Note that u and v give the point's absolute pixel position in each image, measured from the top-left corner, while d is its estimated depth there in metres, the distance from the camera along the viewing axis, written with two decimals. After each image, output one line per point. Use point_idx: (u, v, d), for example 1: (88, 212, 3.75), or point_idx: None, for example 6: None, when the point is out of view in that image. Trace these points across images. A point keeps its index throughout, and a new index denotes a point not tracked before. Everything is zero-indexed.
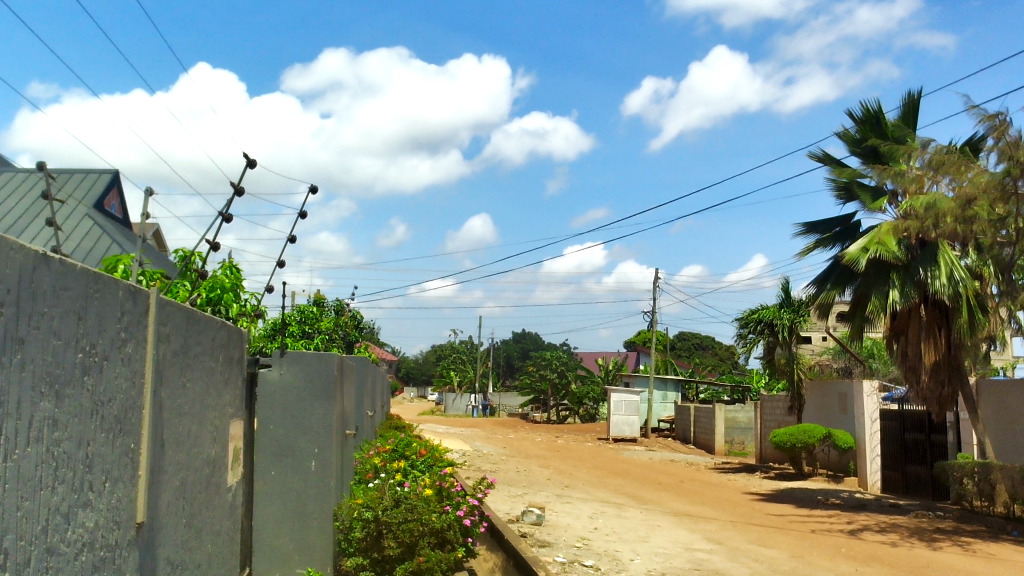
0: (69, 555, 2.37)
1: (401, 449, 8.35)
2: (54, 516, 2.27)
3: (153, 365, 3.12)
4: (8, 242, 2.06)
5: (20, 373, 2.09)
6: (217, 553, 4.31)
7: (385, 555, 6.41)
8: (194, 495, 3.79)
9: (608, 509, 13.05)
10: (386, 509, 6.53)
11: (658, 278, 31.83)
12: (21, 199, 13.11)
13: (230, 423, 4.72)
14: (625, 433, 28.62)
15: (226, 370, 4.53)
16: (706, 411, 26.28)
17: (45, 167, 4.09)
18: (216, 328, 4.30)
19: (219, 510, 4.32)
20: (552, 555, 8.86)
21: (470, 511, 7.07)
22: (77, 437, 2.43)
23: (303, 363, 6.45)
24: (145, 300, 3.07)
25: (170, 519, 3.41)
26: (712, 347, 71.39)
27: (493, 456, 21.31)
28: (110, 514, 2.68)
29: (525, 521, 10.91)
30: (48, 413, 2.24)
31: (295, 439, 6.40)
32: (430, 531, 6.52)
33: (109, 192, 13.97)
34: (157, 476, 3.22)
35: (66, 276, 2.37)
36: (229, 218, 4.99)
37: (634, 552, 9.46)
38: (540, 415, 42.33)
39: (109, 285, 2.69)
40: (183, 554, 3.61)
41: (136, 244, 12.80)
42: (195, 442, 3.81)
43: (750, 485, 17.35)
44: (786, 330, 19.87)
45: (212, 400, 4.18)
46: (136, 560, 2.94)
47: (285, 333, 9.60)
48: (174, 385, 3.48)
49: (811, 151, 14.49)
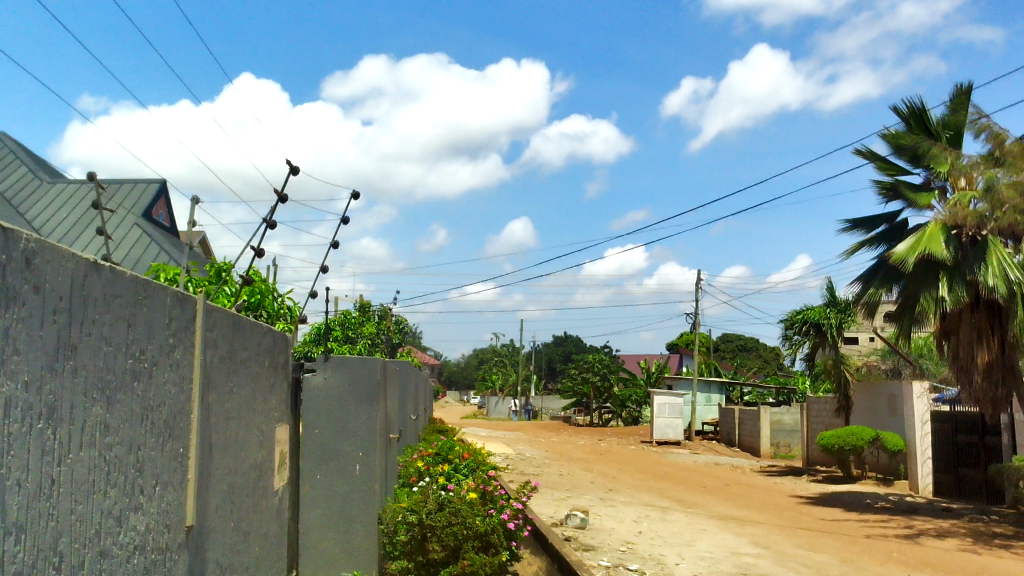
0: (122, 558, 2.42)
1: (443, 452, 8.38)
2: (106, 519, 2.32)
3: (201, 372, 3.18)
4: (61, 251, 2.08)
5: (72, 379, 2.12)
6: (265, 556, 4.38)
7: (430, 559, 6.43)
8: (241, 499, 3.84)
9: (652, 513, 12.94)
10: (431, 513, 6.56)
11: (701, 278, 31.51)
12: (72, 211, 13.49)
13: (277, 428, 4.78)
14: (668, 436, 28.33)
15: (272, 376, 4.58)
16: (751, 413, 25.92)
17: (95, 178, 4.18)
18: (262, 333, 4.36)
19: (266, 514, 4.37)
20: (596, 559, 8.81)
21: (514, 514, 7.04)
22: (128, 441, 2.47)
23: (348, 367, 6.52)
24: (192, 306, 3.11)
25: (219, 522, 3.46)
26: (754, 350, 70.49)
27: (536, 459, 21.27)
28: (160, 518, 2.72)
29: (570, 525, 10.87)
30: (100, 418, 2.28)
31: (340, 443, 6.45)
32: (474, 535, 6.51)
33: (156, 201, 14.25)
34: (206, 479, 3.26)
35: (117, 283, 2.41)
36: (274, 224, 5.07)
37: (679, 556, 9.36)
38: (583, 418, 42.14)
39: (157, 292, 2.73)
40: (231, 557, 3.66)
41: (183, 254, 13.10)
42: (242, 447, 3.86)
43: (796, 489, 17.07)
44: (834, 330, 19.54)
45: (259, 405, 4.23)
46: (186, 562, 2.98)
47: (328, 337, 9.70)
48: (222, 389, 3.54)
49: (856, 149, 14.25)
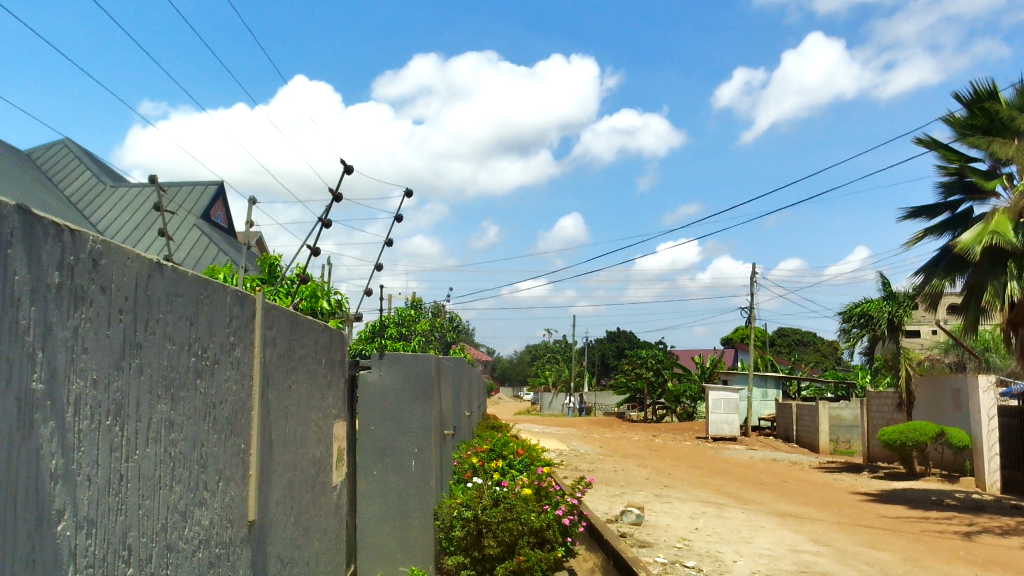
0: (187, 552, 2.47)
1: (498, 448, 8.41)
2: (172, 514, 2.37)
3: (261, 369, 3.23)
4: (125, 252, 2.12)
5: (138, 377, 2.17)
6: (325, 551, 4.44)
7: (486, 554, 6.45)
8: (301, 495, 3.89)
9: (709, 509, 12.79)
10: (486, 508, 6.59)
11: (755, 271, 31.01)
12: (136, 214, 13.89)
13: (335, 424, 4.84)
14: (724, 432, 27.96)
15: (330, 373, 4.65)
16: (809, 408, 25.43)
17: (156, 179, 4.29)
18: (319, 331, 4.41)
19: (325, 510, 4.44)
20: (652, 556, 8.74)
21: (569, 510, 7.03)
22: (192, 437, 2.52)
23: (402, 364, 6.57)
24: (251, 305, 3.16)
25: (279, 517, 3.51)
26: (811, 344, 69.13)
27: (590, 456, 21.20)
28: (224, 513, 2.78)
29: (625, 521, 10.82)
30: (165, 415, 2.32)
31: (396, 439, 6.52)
32: (530, 531, 6.51)
33: (215, 203, 14.58)
34: (266, 475, 3.31)
35: (179, 283, 2.45)
36: (329, 223, 5.14)
37: (736, 553, 9.23)
38: (637, 414, 41.85)
39: (218, 291, 2.78)
40: (292, 551, 3.72)
41: (242, 254, 13.40)
42: (301, 442, 3.92)
43: (857, 486, 16.71)
44: (884, 324, 19.21)
45: (317, 402, 4.29)
46: (248, 557, 3.03)
47: (382, 334, 9.81)
48: (281, 387, 3.59)
49: (917, 136, 13.85)
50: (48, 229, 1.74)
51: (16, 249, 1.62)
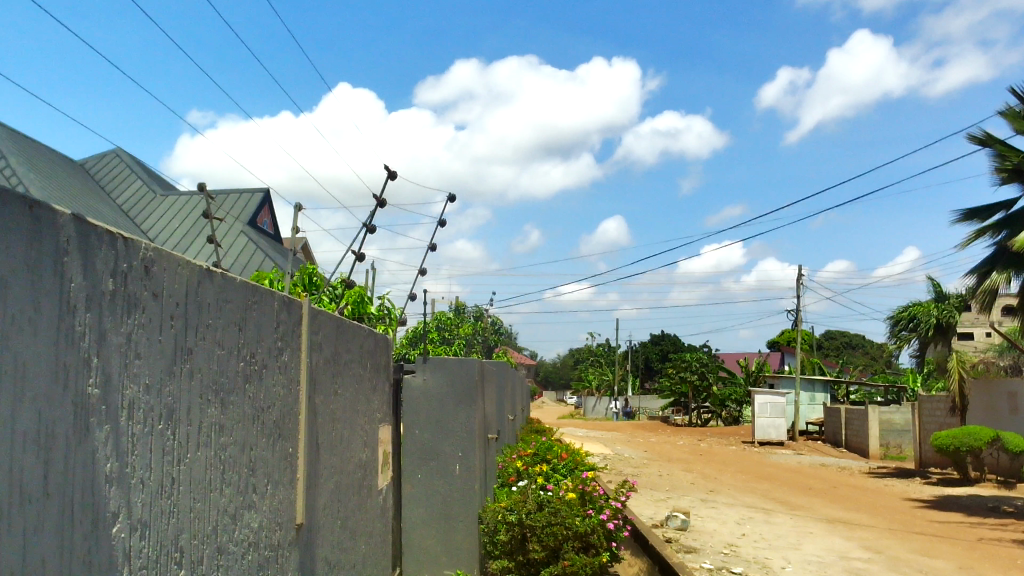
0: (237, 554, 2.50)
1: (541, 452, 8.40)
2: (222, 516, 2.40)
3: (308, 374, 3.27)
4: (177, 258, 2.16)
5: (189, 382, 2.20)
6: (371, 554, 4.48)
7: (530, 558, 6.45)
8: (347, 498, 3.92)
9: (756, 515, 12.61)
10: (530, 513, 6.60)
11: (802, 273, 30.55)
12: (185, 222, 14.17)
13: (380, 428, 4.88)
14: (771, 436, 27.55)
15: (375, 376, 4.68)
16: (858, 412, 24.96)
17: (205, 188, 4.37)
18: (364, 335, 4.45)
19: (371, 512, 4.48)
20: (698, 562, 8.65)
21: (614, 514, 6.98)
22: (241, 441, 2.56)
23: (445, 368, 6.60)
24: (299, 310, 3.20)
25: (327, 520, 3.54)
26: (860, 347, 67.85)
27: (634, 460, 21.05)
28: (273, 515, 2.81)
29: (670, 526, 10.72)
30: (215, 419, 2.36)
31: (441, 443, 6.56)
32: (574, 535, 6.49)
33: (261, 210, 14.82)
34: (313, 479, 3.35)
35: (228, 289, 2.49)
36: (374, 228, 5.19)
37: (785, 560, 9.09)
38: (682, 418, 41.45)
39: (266, 295, 2.82)
40: (339, 554, 3.75)
41: (288, 260, 13.59)
42: (348, 446, 3.96)
43: (909, 492, 16.34)
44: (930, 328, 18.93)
45: (363, 406, 4.33)
46: (296, 559, 3.06)
47: (425, 338, 9.88)
48: (328, 390, 3.63)
49: (971, 134, 13.52)
50: (103, 238, 1.78)
51: (72, 256, 1.66)
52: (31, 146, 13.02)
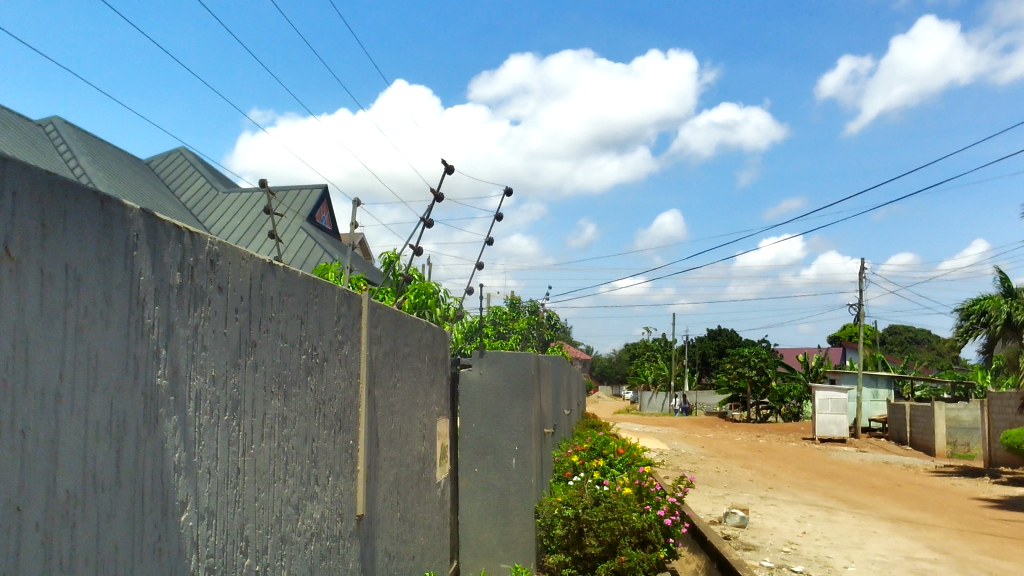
0: (300, 544, 2.54)
1: (598, 447, 8.39)
2: (286, 507, 2.44)
3: (368, 366, 3.30)
4: (241, 253, 2.19)
5: (253, 374, 2.24)
6: (430, 546, 4.51)
7: (587, 553, 6.44)
8: (406, 490, 3.95)
9: (817, 513, 12.36)
10: (587, 507, 6.59)
11: (863, 266, 29.80)
12: (246, 218, 14.47)
13: (438, 421, 4.90)
14: (832, 433, 26.94)
15: (433, 371, 4.70)
16: (924, 409, 24.26)
17: (267, 184, 4.44)
18: (422, 329, 4.47)
19: (430, 505, 4.51)
20: (758, 559, 8.52)
21: (671, 510, 6.90)
22: (303, 432, 2.59)
23: (502, 362, 6.59)
24: (359, 303, 3.23)
25: (386, 511, 3.57)
26: (925, 342, 65.97)
27: (692, 456, 20.82)
28: (334, 506, 2.85)
29: (728, 523, 10.58)
30: (278, 411, 2.40)
31: (498, 437, 6.56)
32: (631, 531, 6.46)
33: (319, 206, 15.04)
34: (373, 471, 3.38)
35: (290, 283, 2.52)
36: (431, 223, 5.23)
37: (847, 559, 8.90)
38: (740, 414, 40.82)
39: (327, 289, 2.85)
40: (398, 546, 3.78)
41: (346, 256, 13.77)
42: (406, 438, 3.99)
43: (978, 491, 15.84)
44: (1000, 323, 18.19)
45: (421, 400, 4.35)
46: (357, 551, 3.10)
47: (480, 333, 9.90)
48: (386, 383, 3.66)
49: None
50: (171, 232, 1.81)
51: (141, 251, 1.69)
52: (100, 146, 13.41)
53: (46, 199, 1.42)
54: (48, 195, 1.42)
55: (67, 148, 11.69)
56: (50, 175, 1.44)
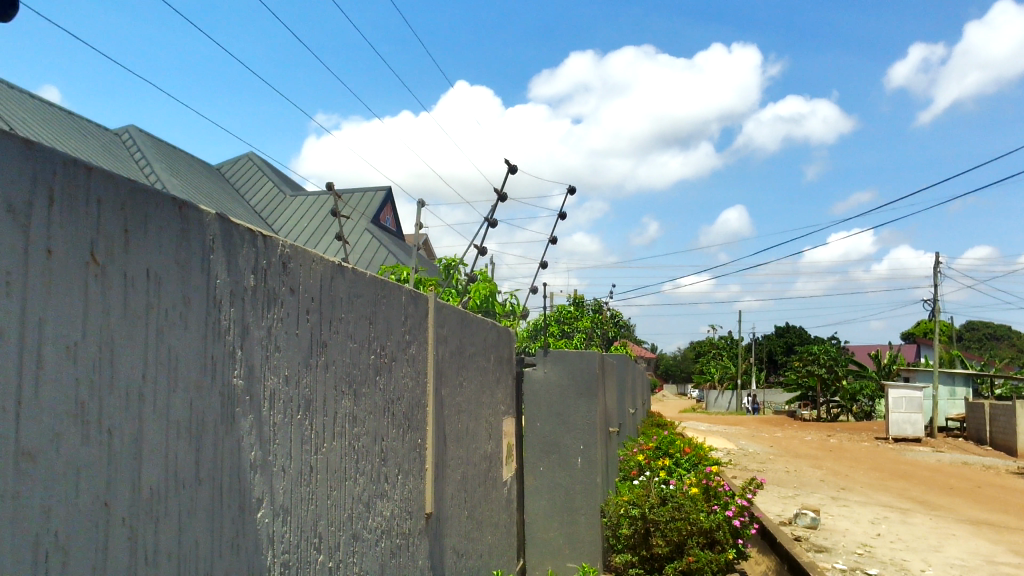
0: (371, 541, 2.58)
1: (664, 446, 8.32)
2: (357, 505, 2.48)
3: (435, 366, 3.33)
4: (311, 255, 2.23)
5: (325, 374, 2.28)
6: (497, 544, 4.53)
7: (653, 553, 6.36)
8: (473, 489, 3.98)
9: (892, 514, 12.04)
10: (653, 507, 6.55)
11: (938, 259, 28.86)
12: (313, 221, 14.75)
13: (504, 420, 4.91)
14: (907, 432, 26.11)
15: (498, 369, 4.72)
16: (1005, 408, 23.38)
17: (334, 188, 4.52)
18: (487, 329, 4.49)
19: (497, 504, 4.53)
20: (831, 562, 8.33)
21: (740, 511, 6.79)
22: (373, 432, 2.63)
23: (566, 361, 6.59)
24: (425, 304, 3.26)
25: (454, 509, 3.60)
26: (1005, 338, 63.43)
27: (760, 455, 20.46)
28: (404, 505, 2.88)
29: (799, 524, 10.38)
30: (348, 410, 2.44)
31: (562, 436, 6.55)
32: (699, 531, 6.39)
33: (383, 208, 15.24)
34: (441, 469, 3.41)
35: (359, 284, 2.56)
36: (496, 223, 5.26)
37: (925, 562, 8.64)
38: (810, 413, 39.87)
39: (394, 291, 2.89)
40: (466, 544, 3.80)
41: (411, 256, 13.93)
42: (473, 438, 4.01)
43: None
44: None
45: (487, 399, 4.37)
46: (426, 549, 3.13)
47: (544, 332, 9.90)
48: (453, 382, 3.69)
49: None
50: (244, 236, 1.85)
51: (217, 255, 1.74)
52: (173, 152, 13.82)
53: (129, 205, 1.46)
54: (129, 200, 1.47)
55: (142, 155, 12.08)
56: (132, 182, 1.48)
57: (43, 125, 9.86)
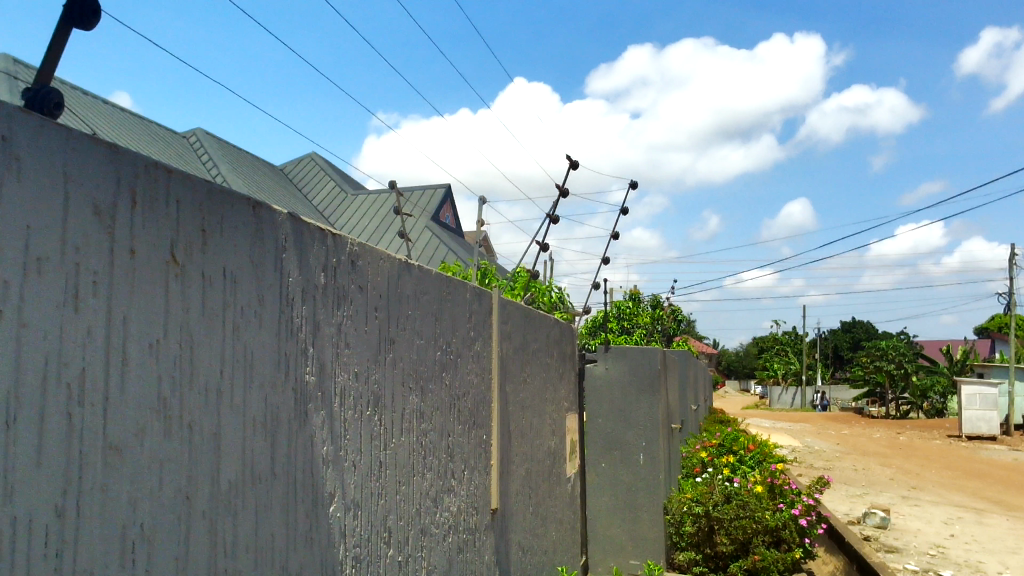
0: (439, 536, 2.60)
1: (728, 443, 8.21)
2: (425, 500, 2.50)
3: (499, 362, 3.34)
4: (379, 253, 2.26)
5: (393, 370, 2.31)
6: (561, 540, 4.52)
7: (718, 551, 6.34)
8: (538, 485, 3.98)
9: (967, 515, 11.65)
10: (717, 505, 6.49)
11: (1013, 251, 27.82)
12: (375, 218, 14.95)
13: (567, 416, 4.91)
14: (981, 430, 25.21)
15: (561, 366, 4.71)
16: None
17: (396, 185, 4.56)
18: (550, 325, 4.48)
19: (561, 500, 4.52)
20: (902, 563, 8.10)
21: (807, 510, 6.65)
22: (440, 427, 2.66)
23: (628, 357, 6.54)
24: (489, 301, 3.27)
25: (519, 506, 3.61)
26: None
27: (827, 453, 20.07)
28: (469, 500, 2.90)
29: (868, 524, 10.12)
30: (416, 406, 2.46)
31: (624, 433, 6.52)
32: (764, 530, 6.30)
33: (443, 205, 15.34)
34: (506, 465, 3.42)
35: (426, 282, 2.58)
36: (557, 219, 5.24)
37: (1002, 565, 8.34)
38: (878, 410, 38.79)
39: (459, 288, 2.90)
40: (531, 540, 3.81)
41: (471, 253, 14.00)
42: (537, 434, 4.01)
43: None
44: None
45: (550, 395, 4.36)
46: (492, 545, 3.15)
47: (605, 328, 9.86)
48: (517, 379, 3.69)
49: None
50: (315, 235, 1.88)
51: (289, 254, 1.77)
52: (238, 153, 14.15)
53: (206, 206, 1.50)
54: (206, 200, 1.50)
55: (209, 157, 12.40)
56: (209, 183, 1.52)
57: (116, 128, 10.18)
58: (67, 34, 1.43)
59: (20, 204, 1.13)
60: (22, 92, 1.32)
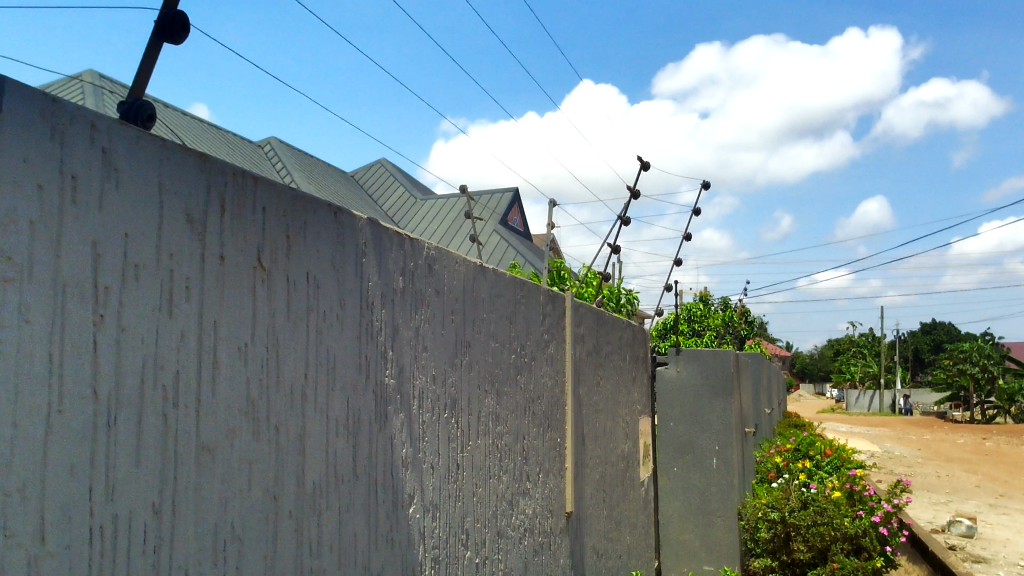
0: (514, 539, 2.60)
1: (804, 448, 8.04)
2: (501, 502, 2.51)
3: (572, 365, 3.33)
4: (455, 257, 2.28)
5: (469, 374, 2.32)
6: (635, 544, 4.49)
7: (795, 558, 6.19)
8: (612, 489, 3.96)
9: None
10: (794, 511, 6.36)
11: None
12: (444, 222, 15.10)
13: (640, 419, 4.87)
14: None
15: (633, 368, 4.68)
16: None
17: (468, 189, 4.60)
18: (623, 328, 4.45)
19: (634, 503, 4.49)
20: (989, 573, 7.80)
21: (887, 518, 6.47)
22: (515, 430, 2.66)
23: (700, 360, 6.45)
24: (562, 303, 3.27)
25: (593, 509, 3.59)
26: None
27: (908, 458, 19.42)
28: (544, 503, 2.89)
29: (953, 533, 9.77)
30: (491, 409, 2.47)
31: (697, 437, 6.43)
32: (843, 537, 6.15)
33: (511, 208, 15.41)
34: (580, 468, 3.41)
35: (500, 286, 2.60)
36: (628, 221, 5.21)
37: None
38: (962, 415, 37.42)
39: (533, 292, 2.91)
40: (605, 543, 3.79)
41: (541, 256, 14.04)
42: (610, 437, 3.99)
43: None
44: None
45: (623, 398, 4.33)
46: (568, 547, 3.14)
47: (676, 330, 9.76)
48: (590, 382, 3.68)
49: None
50: (393, 240, 1.91)
51: (369, 258, 1.80)
52: (311, 160, 14.46)
53: (291, 212, 1.53)
54: (290, 206, 1.54)
55: (283, 164, 12.71)
56: (293, 189, 1.55)
57: (195, 137, 10.52)
58: (158, 48, 1.48)
59: (118, 214, 1.17)
60: (118, 105, 1.38)
